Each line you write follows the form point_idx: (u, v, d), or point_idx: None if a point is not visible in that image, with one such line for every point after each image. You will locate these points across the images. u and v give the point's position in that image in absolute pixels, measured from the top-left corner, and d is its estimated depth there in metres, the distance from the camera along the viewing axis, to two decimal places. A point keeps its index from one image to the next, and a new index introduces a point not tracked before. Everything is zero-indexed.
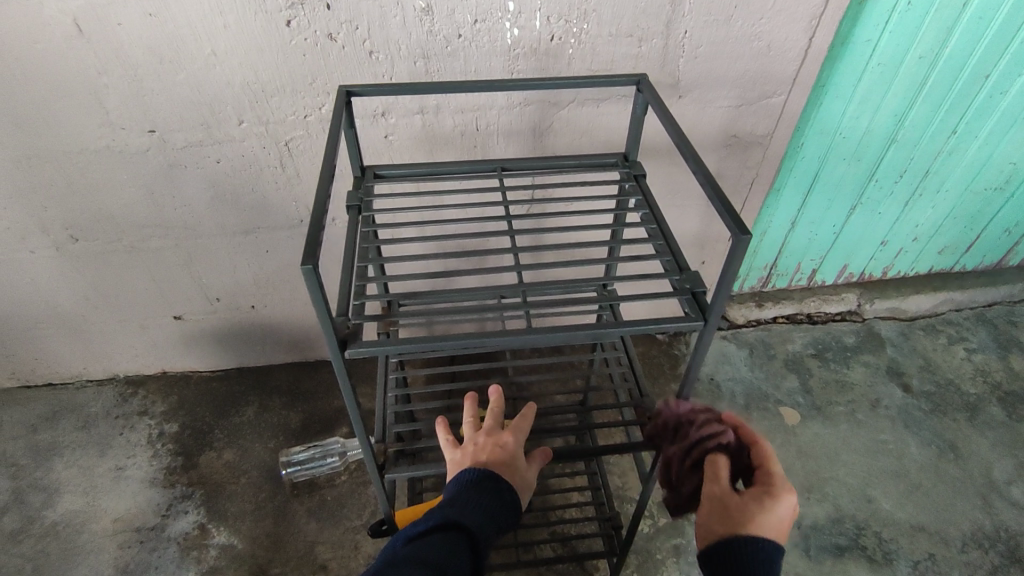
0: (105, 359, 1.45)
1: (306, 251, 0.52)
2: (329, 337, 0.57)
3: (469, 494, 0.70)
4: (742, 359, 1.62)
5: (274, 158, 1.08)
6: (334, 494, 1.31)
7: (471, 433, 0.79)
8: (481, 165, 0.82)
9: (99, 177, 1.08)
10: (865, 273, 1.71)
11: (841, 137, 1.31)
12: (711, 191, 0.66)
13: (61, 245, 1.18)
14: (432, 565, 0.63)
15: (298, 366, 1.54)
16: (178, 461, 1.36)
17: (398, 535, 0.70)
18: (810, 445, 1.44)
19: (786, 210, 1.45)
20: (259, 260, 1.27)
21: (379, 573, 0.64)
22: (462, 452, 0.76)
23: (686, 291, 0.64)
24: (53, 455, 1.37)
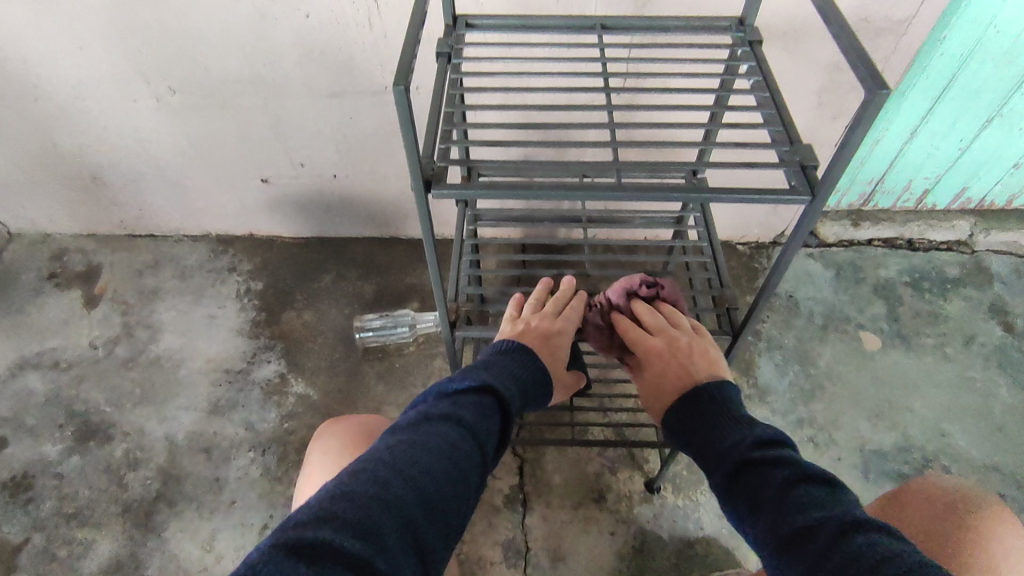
0: (199, 216, 1.54)
1: (398, 74, 0.50)
2: (416, 176, 0.57)
3: (508, 369, 0.71)
4: (827, 279, 1.53)
5: (362, 15, 1.05)
6: (401, 362, 1.38)
7: (530, 311, 0.82)
8: (579, 22, 0.76)
9: (195, 26, 1.09)
10: (985, 200, 1.53)
11: (995, 31, 1.13)
12: (845, 53, 0.59)
13: (161, 96, 1.23)
14: (471, 427, 0.62)
15: (374, 241, 1.58)
16: (263, 315, 1.46)
17: (429, 393, 0.67)
18: (888, 373, 1.38)
19: (907, 117, 1.30)
20: (342, 127, 1.27)
21: (415, 427, 0.61)
22: (515, 326, 0.79)
23: (795, 163, 0.59)
24: (156, 298, 1.50)
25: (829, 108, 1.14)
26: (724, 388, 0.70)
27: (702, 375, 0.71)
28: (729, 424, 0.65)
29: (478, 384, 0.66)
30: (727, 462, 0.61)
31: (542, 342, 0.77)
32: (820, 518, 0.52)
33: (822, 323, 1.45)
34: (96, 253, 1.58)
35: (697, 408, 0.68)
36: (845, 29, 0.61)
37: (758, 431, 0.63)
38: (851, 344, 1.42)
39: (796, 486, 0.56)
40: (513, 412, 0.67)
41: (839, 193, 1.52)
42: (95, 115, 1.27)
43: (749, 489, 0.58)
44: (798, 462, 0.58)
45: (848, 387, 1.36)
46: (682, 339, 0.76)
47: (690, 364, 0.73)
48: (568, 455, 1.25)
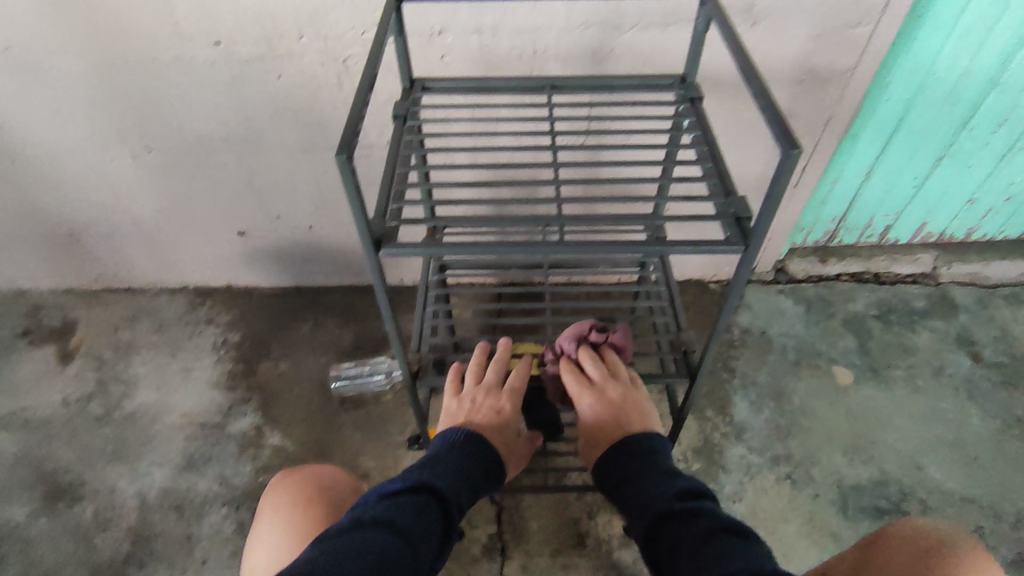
0: (177, 269, 1.55)
1: (343, 143, 0.53)
2: (366, 236, 0.59)
3: (452, 463, 0.72)
4: (798, 315, 1.56)
5: (332, 75, 1.09)
6: (379, 410, 1.38)
7: (473, 386, 0.83)
8: (532, 83, 0.80)
9: (170, 89, 1.13)
10: (945, 234, 1.59)
11: (935, 77, 1.19)
12: (764, 112, 0.63)
13: (137, 155, 1.26)
14: (408, 529, 0.61)
15: (352, 289, 1.60)
16: (239, 367, 1.46)
17: (370, 493, 0.67)
18: (861, 407, 1.39)
19: (861, 158, 1.35)
20: (317, 180, 1.30)
21: (350, 528, 0.60)
22: (460, 404, 0.81)
23: (729, 215, 0.62)
24: (132, 352, 1.50)
25: (783, 152, 1.19)
26: (653, 439, 0.78)
27: (633, 428, 0.80)
28: (652, 480, 0.71)
29: (419, 484, 0.67)
30: (650, 512, 0.67)
31: (500, 425, 0.80)
32: (732, 559, 0.56)
33: (795, 358, 1.47)
34: (73, 309, 1.58)
35: (630, 457, 0.76)
36: (764, 89, 0.65)
37: (676, 485, 0.69)
38: (824, 379, 1.44)
39: (718, 536, 0.60)
40: (451, 513, 0.67)
41: (804, 231, 1.56)
42: (73, 174, 1.30)
43: (670, 539, 0.63)
44: (718, 515, 0.63)
45: (823, 422, 1.37)
46: (625, 394, 0.83)
47: (623, 416, 0.81)
48: (545, 500, 1.24)
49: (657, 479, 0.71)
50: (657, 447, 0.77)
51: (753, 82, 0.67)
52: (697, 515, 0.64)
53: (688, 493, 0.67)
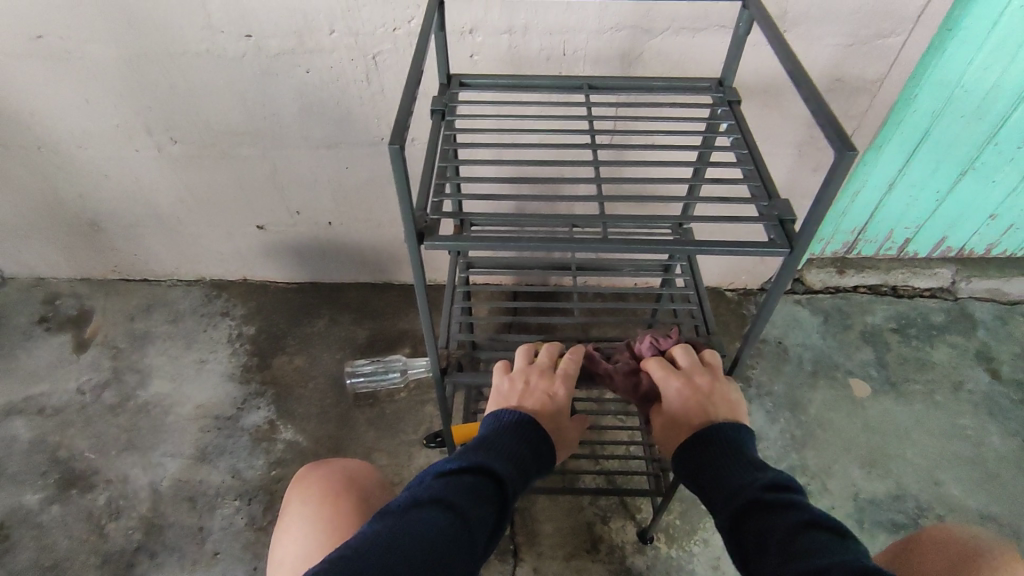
0: (195, 261, 1.56)
1: (394, 132, 0.52)
2: (410, 227, 0.58)
3: (509, 444, 0.68)
4: (815, 325, 1.55)
5: (361, 71, 1.10)
6: (393, 408, 1.37)
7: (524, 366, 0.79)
8: (567, 82, 0.80)
9: (199, 81, 1.13)
10: (965, 249, 1.58)
11: (963, 91, 1.19)
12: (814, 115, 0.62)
13: (161, 145, 1.26)
14: (463, 516, 0.59)
15: (368, 286, 1.60)
16: (254, 360, 1.46)
17: (426, 471, 0.65)
18: (879, 420, 1.38)
19: (885, 170, 1.35)
20: (339, 176, 1.31)
21: (406, 511, 0.58)
22: (512, 384, 0.76)
23: (772, 218, 0.62)
24: (147, 343, 1.50)
25: (808, 161, 1.19)
26: (737, 427, 0.69)
27: (718, 415, 0.70)
28: (736, 467, 0.65)
29: (475, 465, 0.64)
30: (737, 501, 0.61)
31: (549, 406, 0.74)
32: (830, 561, 0.50)
33: (812, 369, 1.47)
34: (89, 297, 1.58)
35: (715, 444, 0.67)
36: (812, 92, 0.64)
37: (766, 478, 0.62)
38: (841, 391, 1.43)
39: (805, 532, 0.54)
40: (510, 495, 0.64)
41: (824, 241, 1.56)
42: (97, 163, 1.30)
43: (757, 530, 0.57)
44: (804, 507, 0.58)
45: (840, 434, 1.36)
46: (706, 378, 0.75)
47: (708, 399, 0.72)
48: (560, 503, 1.23)
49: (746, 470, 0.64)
50: (743, 440, 0.68)
51: (800, 86, 0.66)
52: (784, 508, 0.58)
53: (777, 487, 0.61)
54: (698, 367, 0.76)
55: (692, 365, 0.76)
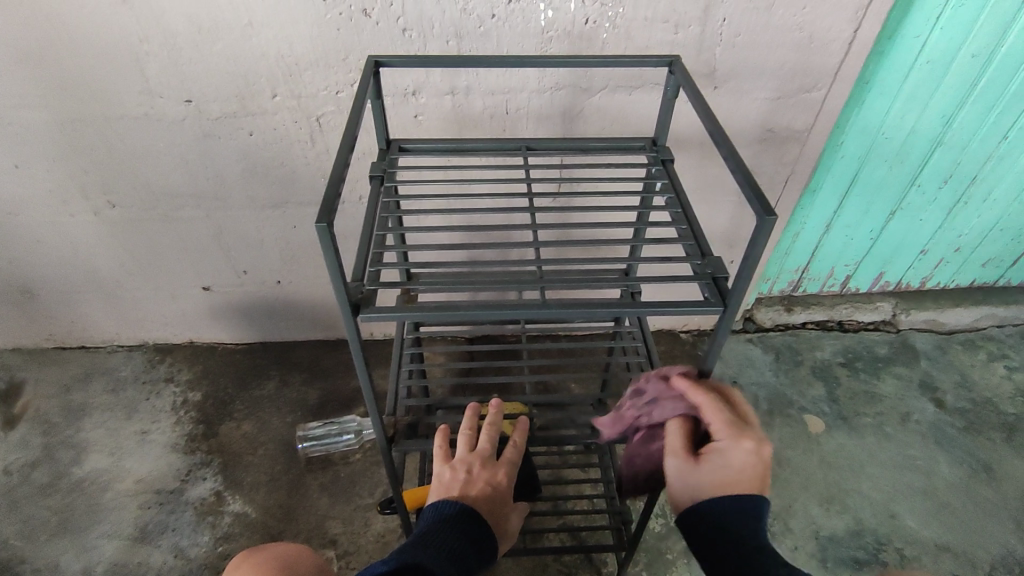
0: (137, 326, 1.49)
1: (321, 210, 0.51)
2: (344, 301, 0.57)
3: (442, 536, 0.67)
4: (768, 364, 1.58)
5: (305, 132, 1.10)
6: (348, 471, 1.32)
7: (465, 451, 0.76)
8: (506, 144, 0.82)
9: (138, 146, 1.11)
10: (901, 282, 1.65)
11: (884, 137, 1.27)
12: (736, 174, 0.64)
13: (98, 210, 1.22)
14: None
15: (320, 344, 1.56)
16: (200, 428, 1.39)
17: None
18: (834, 455, 1.40)
19: (821, 212, 1.41)
20: (287, 235, 1.29)
21: None
22: (455, 474, 0.74)
23: (706, 276, 0.64)
24: (83, 415, 1.41)
25: (747, 207, 1.24)
26: (762, 501, 0.65)
27: (732, 489, 0.65)
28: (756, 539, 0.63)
29: (404, 562, 0.62)
30: None
31: (492, 500, 0.73)
32: None
33: (767, 408, 1.49)
34: (21, 369, 1.49)
35: (734, 536, 0.64)
36: (734, 151, 0.67)
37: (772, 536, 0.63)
38: (796, 428, 1.45)
39: None
40: None
41: (770, 281, 1.60)
42: (28, 230, 1.25)
43: None
44: None
45: (798, 472, 1.37)
46: (744, 445, 0.65)
47: (722, 470, 0.65)
48: (524, 563, 1.19)
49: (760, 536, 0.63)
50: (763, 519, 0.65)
51: (723, 146, 0.69)
52: None
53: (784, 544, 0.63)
54: (739, 429, 0.66)
55: (729, 427, 0.66)
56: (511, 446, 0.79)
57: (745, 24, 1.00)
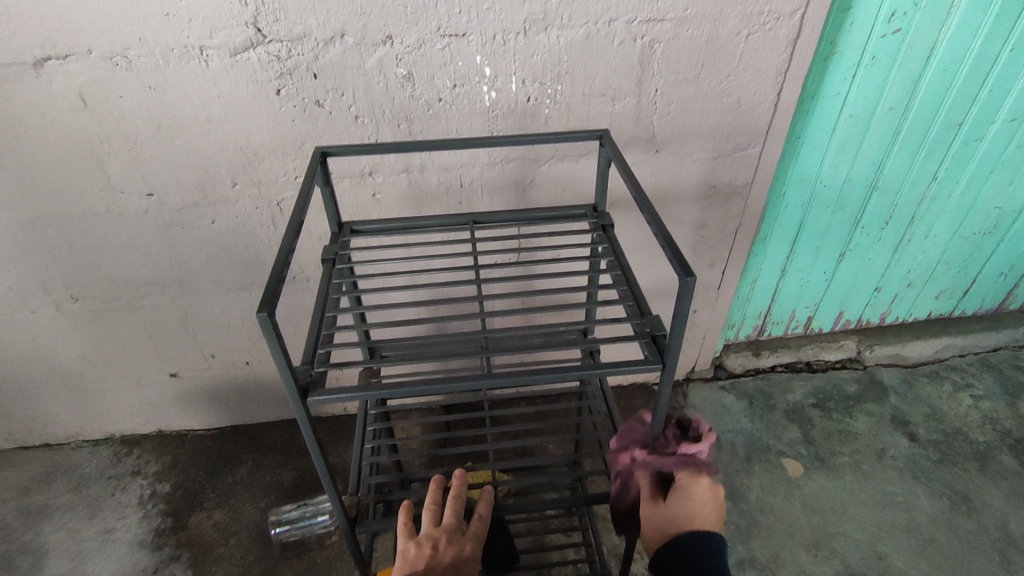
0: (102, 419, 1.46)
1: (261, 300, 0.53)
2: (293, 387, 0.59)
3: None
4: (742, 410, 1.59)
5: (266, 217, 1.13)
6: (324, 555, 1.28)
7: (429, 526, 0.76)
8: (455, 219, 0.86)
9: (100, 240, 1.13)
10: (862, 320, 1.70)
11: (822, 186, 1.34)
12: (657, 233, 0.68)
13: (61, 305, 1.22)
14: None
15: (293, 423, 1.54)
16: (168, 522, 1.35)
17: None
18: (816, 498, 1.39)
19: (774, 258, 1.47)
20: (253, 316, 1.30)
21: None
22: (419, 550, 0.73)
23: (645, 334, 0.66)
24: (45, 517, 1.36)
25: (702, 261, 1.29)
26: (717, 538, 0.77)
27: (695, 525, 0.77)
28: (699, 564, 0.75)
29: None
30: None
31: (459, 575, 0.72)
32: None
33: (745, 455, 1.49)
34: None
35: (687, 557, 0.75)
36: (654, 212, 0.71)
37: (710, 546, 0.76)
38: (775, 473, 1.45)
39: None
40: None
41: (735, 326, 1.64)
42: None
43: None
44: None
45: (782, 519, 1.36)
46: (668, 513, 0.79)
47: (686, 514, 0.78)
48: None
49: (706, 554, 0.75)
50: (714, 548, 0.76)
51: (644, 207, 0.73)
52: None
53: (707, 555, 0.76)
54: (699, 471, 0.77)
55: (688, 473, 0.77)
56: (477, 519, 0.79)
57: (676, 92, 1.07)
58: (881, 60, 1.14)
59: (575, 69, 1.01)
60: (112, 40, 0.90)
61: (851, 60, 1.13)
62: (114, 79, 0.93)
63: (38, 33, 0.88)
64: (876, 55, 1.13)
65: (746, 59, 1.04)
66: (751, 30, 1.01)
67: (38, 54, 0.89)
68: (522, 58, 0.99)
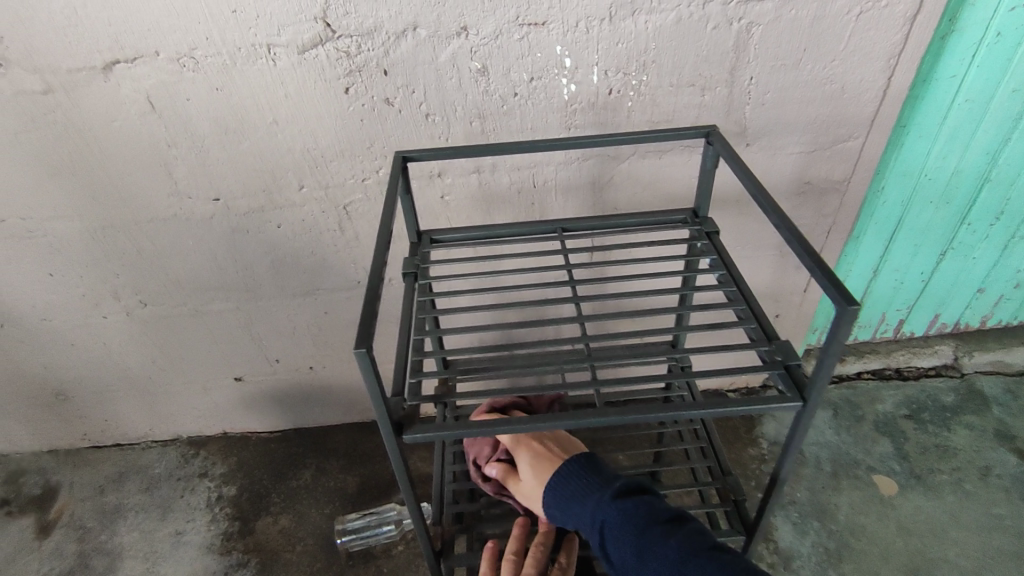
0: (170, 421, 1.47)
1: (358, 334, 0.50)
2: (385, 418, 0.55)
3: None
4: (825, 421, 1.48)
5: (332, 221, 1.09)
6: (390, 566, 1.25)
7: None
8: (541, 228, 0.81)
9: (167, 247, 1.12)
10: (959, 324, 1.55)
11: (926, 179, 1.21)
12: (797, 249, 0.66)
13: (131, 310, 1.22)
14: None
15: (355, 428, 1.52)
16: (235, 526, 1.34)
17: None
18: (913, 520, 1.28)
19: (866, 257, 1.35)
20: (317, 321, 1.27)
21: None
22: None
23: (779, 365, 0.64)
24: (118, 518, 1.38)
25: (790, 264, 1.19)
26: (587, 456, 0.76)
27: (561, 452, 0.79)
28: (634, 525, 0.64)
29: None
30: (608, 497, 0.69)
31: None
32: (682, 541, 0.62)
33: (831, 470, 1.38)
34: (56, 472, 1.47)
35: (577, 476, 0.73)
36: (788, 224, 0.69)
37: (665, 513, 0.65)
38: (866, 491, 1.34)
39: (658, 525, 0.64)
40: None
41: (818, 331, 1.49)
42: (64, 334, 1.25)
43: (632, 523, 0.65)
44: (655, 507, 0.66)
45: (876, 542, 1.25)
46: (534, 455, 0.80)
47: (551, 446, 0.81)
48: None
49: (651, 535, 0.62)
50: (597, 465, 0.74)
51: (775, 219, 0.71)
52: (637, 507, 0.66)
53: (652, 498, 0.67)
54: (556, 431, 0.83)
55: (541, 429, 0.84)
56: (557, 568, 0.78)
57: (773, 80, 0.97)
58: (1006, 38, 1.01)
59: (663, 58, 0.93)
60: (180, 41, 0.86)
61: (972, 38, 1.01)
62: (182, 81, 0.90)
63: (107, 37, 0.85)
64: (1001, 32, 1.00)
65: (855, 41, 0.93)
66: (862, 8, 0.90)
67: (107, 58, 0.87)
68: (605, 47, 0.91)
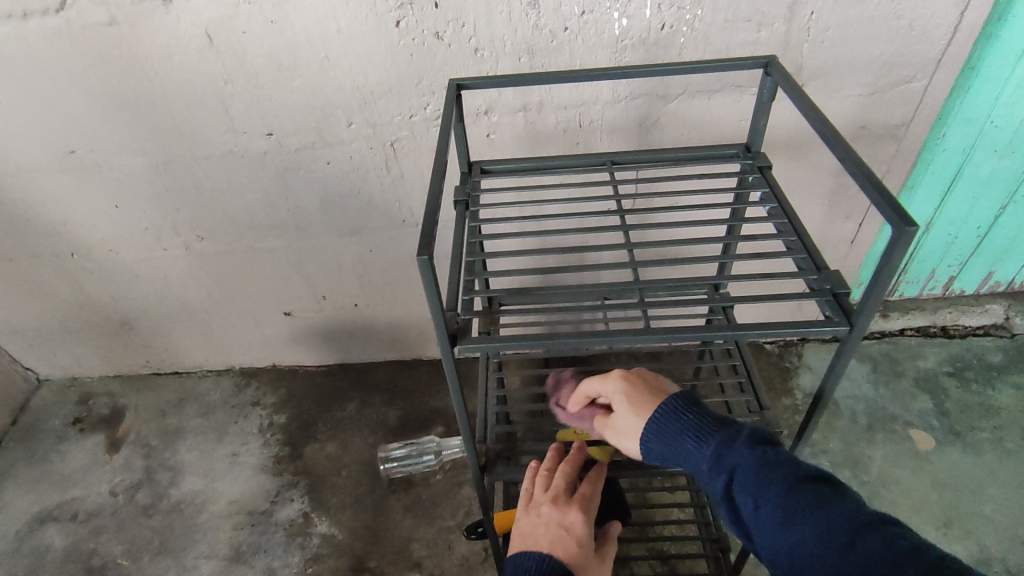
0: (225, 352, 1.56)
1: (420, 244, 0.54)
2: (441, 329, 0.58)
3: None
4: (865, 375, 1.47)
5: (380, 159, 1.12)
6: (429, 493, 1.32)
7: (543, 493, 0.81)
8: (590, 160, 0.83)
9: (223, 182, 1.16)
10: (1015, 283, 1.50)
11: (993, 126, 1.16)
12: (857, 176, 0.64)
13: (189, 244, 1.28)
14: None
15: (396, 365, 1.58)
16: (286, 450, 1.43)
17: None
18: (949, 475, 1.28)
19: (920, 209, 1.30)
20: (363, 259, 1.31)
21: None
22: (530, 517, 0.79)
23: (827, 292, 0.65)
24: (179, 438, 1.48)
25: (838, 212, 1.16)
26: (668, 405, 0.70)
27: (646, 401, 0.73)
28: (780, 483, 0.60)
29: None
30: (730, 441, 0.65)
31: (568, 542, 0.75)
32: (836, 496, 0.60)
33: (867, 423, 1.38)
34: (122, 395, 1.58)
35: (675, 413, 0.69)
36: (851, 153, 0.67)
37: (805, 469, 0.62)
38: (902, 444, 1.34)
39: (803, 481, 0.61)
40: None
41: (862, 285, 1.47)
42: (128, 265, 1.33)
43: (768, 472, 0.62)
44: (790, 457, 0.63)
45: (908, 494, 1.26)
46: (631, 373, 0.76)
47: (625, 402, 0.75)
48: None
49: (798, 493, 0.60)
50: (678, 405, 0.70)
51: (834, 145, 0.69)
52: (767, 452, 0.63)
53: (786, 450, 0.64)
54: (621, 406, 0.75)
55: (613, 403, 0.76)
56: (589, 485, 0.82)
57: (835, 16, 0.93)
58: None
59: None
60: None
61: None
62: (239, 14, 0.92)
63: None
64: None
65: None
66: None
67: None
68: None
